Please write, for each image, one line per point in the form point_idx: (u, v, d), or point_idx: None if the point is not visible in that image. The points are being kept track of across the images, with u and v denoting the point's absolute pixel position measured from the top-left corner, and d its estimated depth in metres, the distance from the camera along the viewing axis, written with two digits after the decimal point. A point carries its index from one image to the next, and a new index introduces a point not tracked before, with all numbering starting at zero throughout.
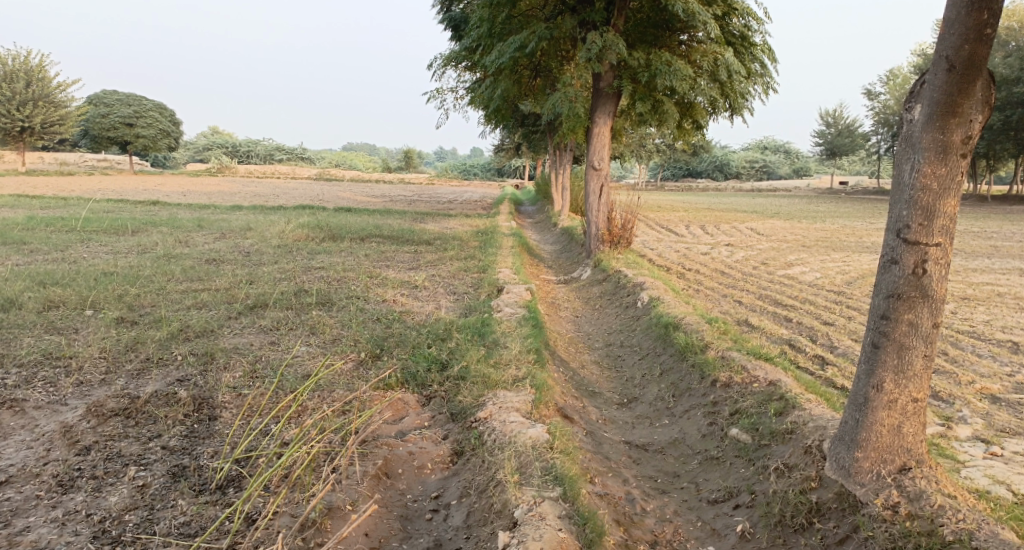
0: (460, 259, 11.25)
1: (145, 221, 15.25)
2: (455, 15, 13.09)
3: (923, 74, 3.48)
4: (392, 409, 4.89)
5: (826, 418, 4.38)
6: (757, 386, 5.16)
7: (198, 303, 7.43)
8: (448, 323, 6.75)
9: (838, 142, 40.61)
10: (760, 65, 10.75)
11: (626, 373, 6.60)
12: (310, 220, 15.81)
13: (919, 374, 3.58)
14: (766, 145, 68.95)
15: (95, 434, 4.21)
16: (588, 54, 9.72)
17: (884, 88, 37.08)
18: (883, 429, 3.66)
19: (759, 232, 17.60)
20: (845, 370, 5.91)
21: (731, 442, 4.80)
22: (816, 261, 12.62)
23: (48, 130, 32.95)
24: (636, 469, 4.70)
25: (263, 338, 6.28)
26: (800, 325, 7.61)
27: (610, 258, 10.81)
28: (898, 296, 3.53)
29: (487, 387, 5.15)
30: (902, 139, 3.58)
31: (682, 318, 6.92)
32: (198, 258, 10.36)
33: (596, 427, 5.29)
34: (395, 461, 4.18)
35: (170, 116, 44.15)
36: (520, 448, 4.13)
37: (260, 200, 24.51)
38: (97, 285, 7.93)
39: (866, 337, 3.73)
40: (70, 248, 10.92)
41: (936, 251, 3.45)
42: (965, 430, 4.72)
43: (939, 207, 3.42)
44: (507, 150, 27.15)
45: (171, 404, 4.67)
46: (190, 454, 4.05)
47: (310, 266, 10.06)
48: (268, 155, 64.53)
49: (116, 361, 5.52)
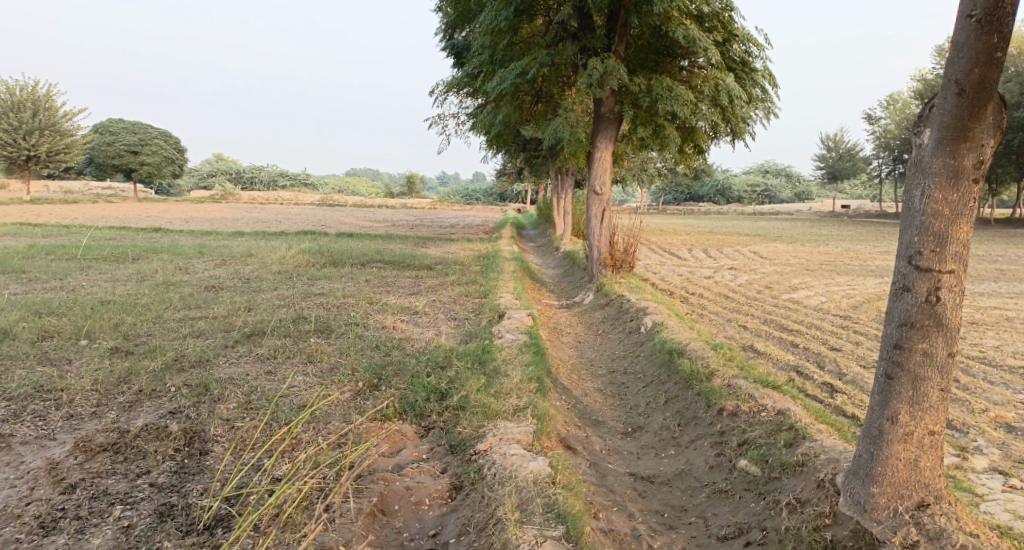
0: (461, 285, 11.15)
1: (146, 248, 15.18)
2: (457, 43, 13.17)
3: (932, 98, 3.40)
4: (389, 441, 4.75)
5: (839, 451, 4.24)
6: (766, 416, 5.02)
7: (195, 331, 7.31)
8: (448, 350, 6.62)
9: (839, 165, 40.67)
10: (761, 90, 10.74)
11: (630, 401, 6.45)
12: (311, 246, 15.73)
13: (935, 406, 3.44)
14: (767, 169, 69.17)
15: (81, 471, 4.07)
16: (589, 80, 9.70)
17: (884, 111, 37.21)
18: (899, 463, 3.51)
19: (761, 256, 17.51)
20: (854, 398, 5.77)
21: (740, 474, 4.65)
22: (821, 284, 12.51)
23: (53, 158, 33.11)
24: (641, 503, 4.54)
25: (260, 367, 6.15)
26: (807, 351, 7.47)
27: (613, 283, 10.69)
28: (912, 325, 3.41)
29: (487, 417, 5.01)
30: (912, 164, 3.48)
31: (687, 344, 6.79)
32: (197, 286, 10.27)
33: (600, 458, 5.13)
34: (391, 497, 4.04)
35: (175, 144, 44.42)
36: (521, 483, 3.98)
37: (262, 227, 24.50)
38: (93, 314, 7.83)
39: (878, 367, 3.60)
40: (69, 276, 10.84)
41: (950, 278, 3.34)
42: (982, 461, 4.57)
43: (952, 233, 3.32)
44: (509, 175, 27.21)
45: (162, 438, 4.54)
46: (179, 491, 3.92)
47: (310, 293, 9.96)
48: (271, 181, 64.86)
49: (108, 393, 5.40)
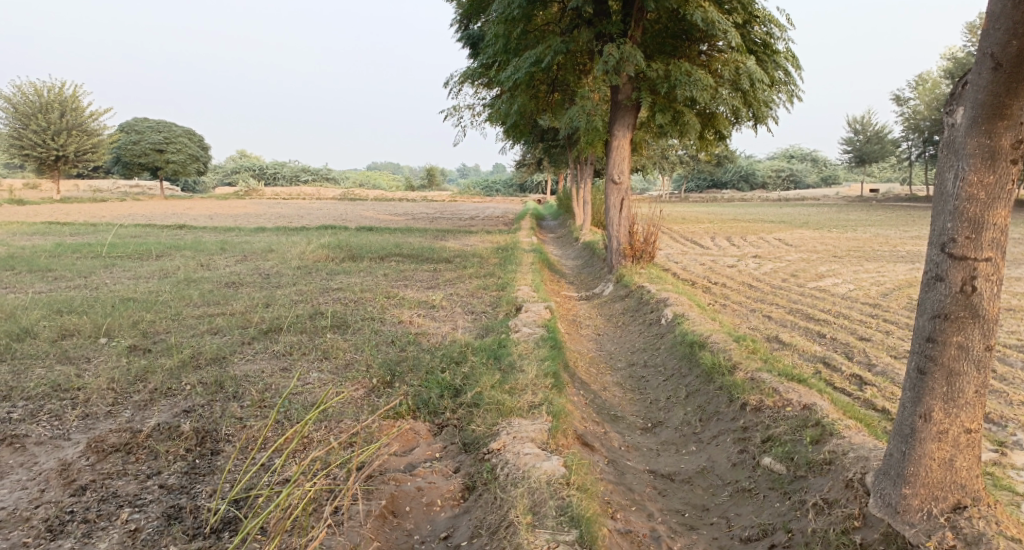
0: (480, 277, 11.03)
1: (168, 245, 15.27)
2: (473, 33, 12.99)
3: (965, 74, 3.19)
4: (401, 439, 4.66)
5: (868, 448, 4.06)
6: (790, 411, 4.84)
7: (212, 328, 7.28)
8: (464, 344, 6.52)
9: (867, 149, 39.80)
10: (784, 73, 10.44)
11: (650, 395, 6.29)
12: (330, 240, 15.75)
13: (971, 402, 3.25)
14: (792, 154, 68.07)
15: (92, 472, 4.03)
16: (606, 67, 9.48)
17: (913, 92, 36.25)
18: (933, 462, 3.32)
19: (787, 243, 17.16)
20: (884, 391, 5.55)
21: (764, 472, 4.48)
22: (848, 272, 12.19)
23: (81, 158, 33.59)
24: (661, 503, 4.39)
25: (275, 364, 6.09)
26: (834, 341, 7.24)
27: (633, 274, 10.49)
28: (945, 316, 3.21)
29: (502, 415, 4.89)
30: (944, 145, 3.28)
31: (708, 336, 6.60)
32: (217, 282, 10.28)
33: (619, 455, 5.00)
34: (402, 498, 3.94)
35: (199, 141, 44.85)
36: (534, 485, 3.86)
37: (284, 222, 24.57)
38: (113, 312, 7.83)
39: (910, 362, 3.41)
40: (93, 274, 10.93)
41: (987, 266, 3.14)
42: (1021, 457, 4.35)
43: (988, 218, 3.12)
44: (529, 165, 27.02)
45: (174, 438, 4.48)
46: (188, 493, 3.86)
47: (328, 287, 9.92)
48: (293, 176, 65.36)
49: (124, 392, 5.36)
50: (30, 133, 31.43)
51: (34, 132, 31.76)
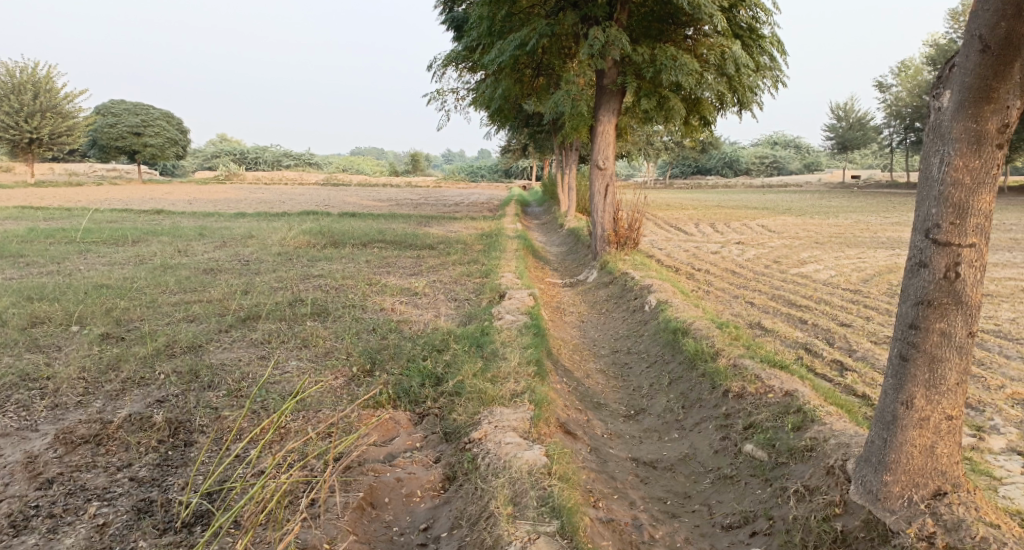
0: (464, 264, 10.93)
1: (146, 231, 14.99)
2: (457, 16, 12.82)
3: (952, 57, 3.14)
4: (381, 429, 4.58)
5: (850, 435, 4.05)
6: (773, 397, 4.82)
7: (189, 316, 7.14)
8: (446, 332, 6.44)
9: (849, 136, 39.99)
10: (769, 58, 10.40)
11: (633, 382, 6.27)
12: (312, 226, 15.58)
13: (952, 389, 3.23)
14: (776, 140, 68.31)
15: (60, 465, 3.92)
16: (591, 51, 9.38)
17: (895, 79, 36.43)
18: (914, 450, 3.30)
19: (769, 229, 17.21)
20: (865, 376, 5.56)
21: (746, 459, 4.46)
22: (830, 258, 12.24)
23: (56, 141, 32.92)
24: (643, 490, 4.36)
25: (253, 353, 5.98)
26: (816, 327, 7.25)
27: (617, 260, 10.45)
28: (928, 303, 3.18)
29: (483, 404, 4.84)
30: (930, 130, 3.24)
31: (691, 323, 6.58)
32: (195, 268, 10.10)
33: (601, 443, 4.96)
34: (381, 489, 3.87)
35: (178, 124, 44.16)
36: (514, 475, 3.81)
37: (265, 208, 24.23)
38: (86, 299, 7.65)
39: (892, 349, 3.38)
40: (67, 260, 10.69)
41: (971, 252, 3.11)
42: (999, 442, 4.37)
43: (973, 203, 3.08)
44: (514, 151, 26.88)
45: (146, 429, 4.38)
46: (160, 486, 3.77)
47: (309, 274, 9.78)
48: (275, 161, 64.57)
49: (95, 382, 5.24)
50: (4, 115, 30.72)
51: (6, 114, 31.02)
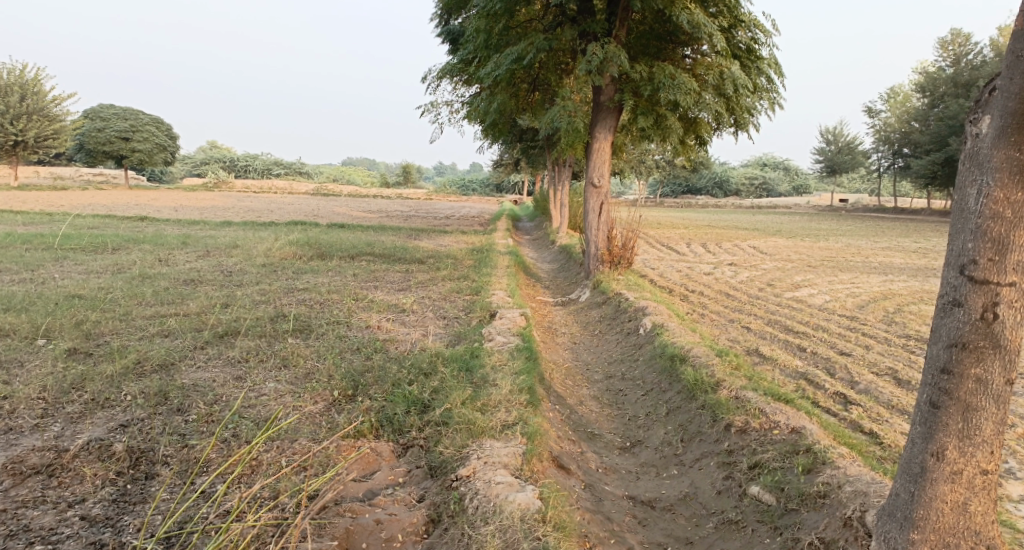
0: (453, 280, 10.62)
1: (128, 238, 14.55)
2: (453, 29, 12.65)
3: (992, 80, 2.90)
4: (362, 462, 4.27)
5: (866, 481, 3.81)
6: (778, 434, 4.56)
7: (163, 330, 6.76)
8: (433, 353, 6.12)
9: (838, 159, 40.17)
10: (766, 79, 10.22)
11: (629, 411, 5.96)
12: (299, 236, 15.20)
13: (988, 440, 2.97)
14: (765, 162, 68.71)
15: (4, 501, 3.60)
16: (588, 67, 9.14)
17: (884, 105, 36.77)
18: (945, 506, 3.04)
19: (761, 251, 17.04)
20: (871, 411, 5.29)
21: (752, 503, 4.19)
22: (824, 282, 12.04)
23: (41, 144, 32.38)
24: (643, 535, 4.05)
25: (229, 373, 5.62)
26: (815, 356, 6.99)
27: (611, 280, 10.18)
28: (963, 345, 2.92)
29: (472, 436, 4.52)
30: (966, 157, 2.99)
31: (689, 349, 6.29)
32: (175, 279, 9.71)
33: (597, 478, 4.66)
34: (358, 532, 3.54)
35: (167, 130, 43.72)
36: (506, 522, 3.53)
37: (253, 216, 23.86)
38: (55, 311, 7.25)
39: (920, 394, 3.12)
40: (41, 268, 10.27)
41: (1011, 291, 2.85)
42: (1018, 488, 4.11)
43: (1014, 238, 2.83)
44: (506, 165, 26.67)
45: (104, 459, 4.02)
46: (113, 526, 3.46)
47: (293, 287, 9.43)
48: (265, 169, 64.11)
49: (56, 403, 4.87)
50: None
51: None
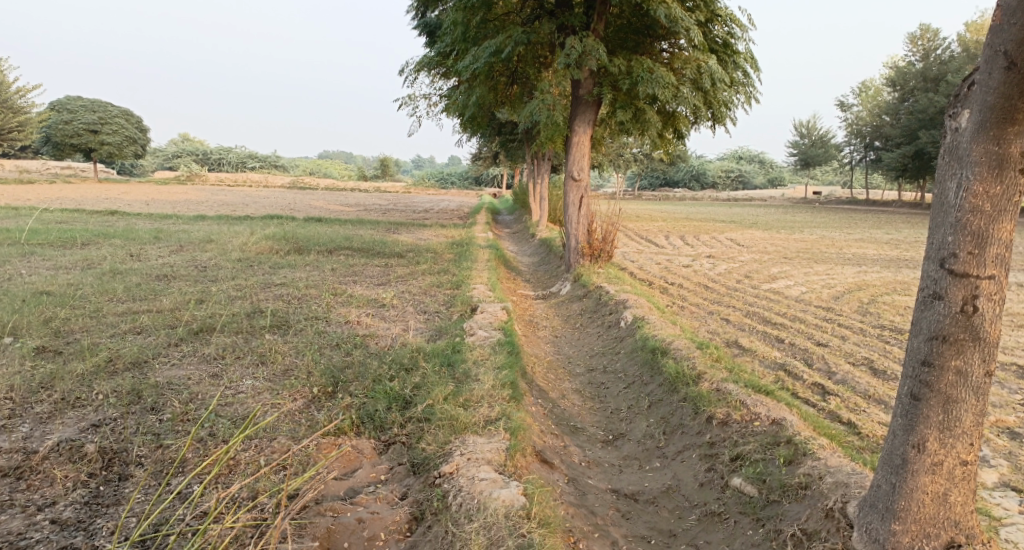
0: (433, 274, 10.55)
1: (98, 233, 14.25)
2: (430, 21, 12.56)
3: (971, 74, 2.91)
4: (342, 460, 4.21)
5: (846, 473, 3.85)
6: (759, 426, 4.59)
7: (135, 327, 6.63)
8: (414, 349, 6.07)
9: (811, 152, 40.62)
10: (743, 73, 10.28)
11: (611, 404, 5.96)
12: (275, 231, 14.99)
13: (968, 432, 3.01)
14: (740, 155, 69.32)
15: None
16: (567, 60, 9.10)
17: (856, 99, 37.28)
18: (926, 497, 3.07)
19: (738, 243, 17.18)
20: (849, 401, 5.35)
21: (734, 495, 4.22)
22: (800, 274, 12.16)
23: (6, 136, 31.61)
24: (626, 528, 4.06)
25: (205, 370, 5.51)
26: (793, 347, 7.06)
27: (591, 273, 10.18)
28: (943, 338, 2.95)
29: (454, 432, 4.48)
30: (945, 152, 3.00)
31: (670, 342, 6.31)
32: (147, 275, 9.52)
33: (579, 472, 4.65)
34: (340, 532, 3.50)
35: (138, 123, 42.92)
36: (490, 518, 3.51)
37: (227, 210, 23.52)
38: (23, 308, 7.06)
39: (901, 387, 3.15)
40: (8, 264, 10.02)
41: (989, 284, 2.88)
42: (992, 476, 4.17)
43: (992, 232, 2.86)
44: (485, 158, 26.59)
45: (75, 461, 3.93)
46: (85, 530, 3.38)
47: (269, 282, 9.31)
48: (239, 163, 63.23)
49: (24, 403, 4.74)
50: None
51: None
